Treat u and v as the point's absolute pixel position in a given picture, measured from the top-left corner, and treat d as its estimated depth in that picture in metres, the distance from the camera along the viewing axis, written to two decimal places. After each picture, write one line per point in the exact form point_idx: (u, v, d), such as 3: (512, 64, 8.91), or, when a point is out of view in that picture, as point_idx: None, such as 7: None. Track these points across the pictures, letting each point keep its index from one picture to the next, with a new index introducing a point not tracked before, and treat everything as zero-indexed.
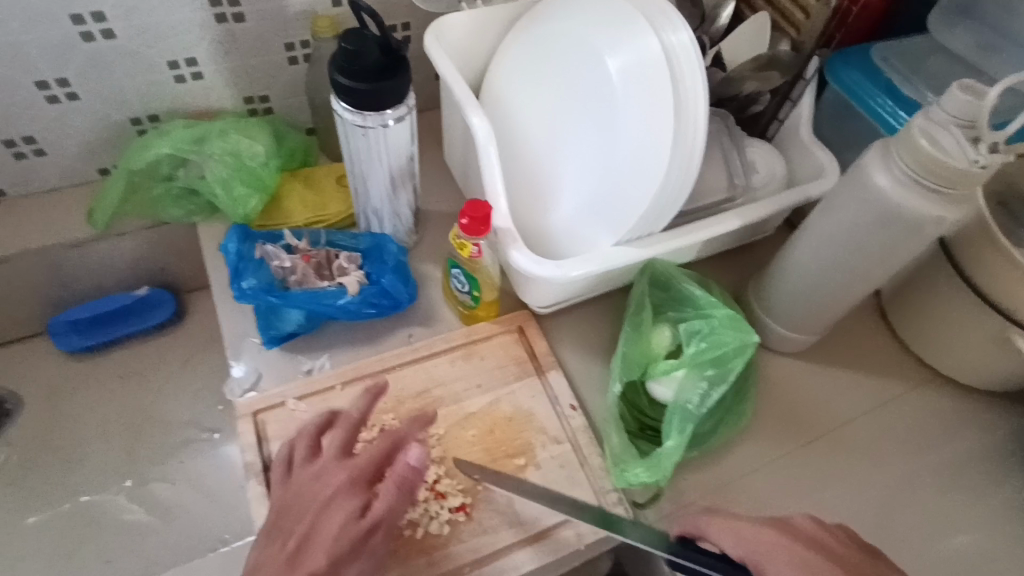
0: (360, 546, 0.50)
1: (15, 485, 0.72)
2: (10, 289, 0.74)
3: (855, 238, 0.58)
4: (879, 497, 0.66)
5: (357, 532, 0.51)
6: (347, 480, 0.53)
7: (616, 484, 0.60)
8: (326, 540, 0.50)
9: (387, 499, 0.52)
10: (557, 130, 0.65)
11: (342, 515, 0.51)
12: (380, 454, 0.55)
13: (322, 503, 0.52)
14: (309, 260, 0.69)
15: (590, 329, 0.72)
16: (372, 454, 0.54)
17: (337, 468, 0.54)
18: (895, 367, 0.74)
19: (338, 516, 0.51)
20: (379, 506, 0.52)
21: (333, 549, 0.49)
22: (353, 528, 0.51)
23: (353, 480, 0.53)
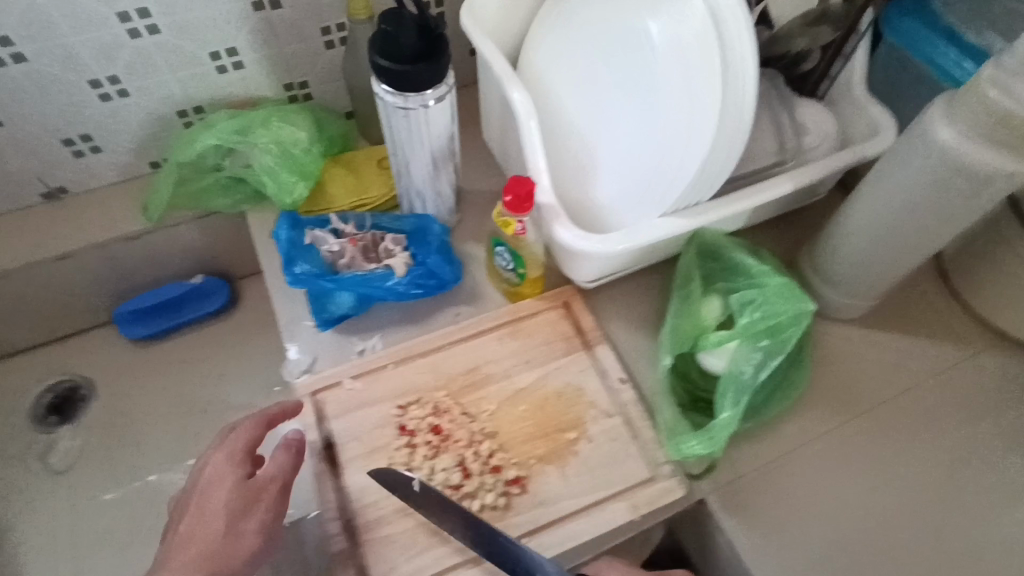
0: (234, 513, 0.55)
1: (94, 465, 0.76)
2: (77, 282, 0.78)
3: (917, 197, 0.56)
4: (942, 464, 0.64)
5: (246, 491, 0.55)
6: (225, 452, 0.57)
7: (669, 456, 0.60)
8: (222, 504, 0.55)
9: (275, 460, 0.57)
10: (597, 101, 0.62)
11: (227, 488, 0.55)
12: (253, 434, 0.58)
13: (214, 472, 0.56)
14: (356, 243, 0.70)
15: (637, 302, 0.71)
16: (243, 433, 0.58)
17: (225, 452, 0.57)
18: (958, 330, 0.71)
19: (225, 486, 0.55)
20: (269, 467, 0.57)
21: (226, 509, 0.54)
22: (241, 488, 0.56)
23: (226, 452, 0.57)
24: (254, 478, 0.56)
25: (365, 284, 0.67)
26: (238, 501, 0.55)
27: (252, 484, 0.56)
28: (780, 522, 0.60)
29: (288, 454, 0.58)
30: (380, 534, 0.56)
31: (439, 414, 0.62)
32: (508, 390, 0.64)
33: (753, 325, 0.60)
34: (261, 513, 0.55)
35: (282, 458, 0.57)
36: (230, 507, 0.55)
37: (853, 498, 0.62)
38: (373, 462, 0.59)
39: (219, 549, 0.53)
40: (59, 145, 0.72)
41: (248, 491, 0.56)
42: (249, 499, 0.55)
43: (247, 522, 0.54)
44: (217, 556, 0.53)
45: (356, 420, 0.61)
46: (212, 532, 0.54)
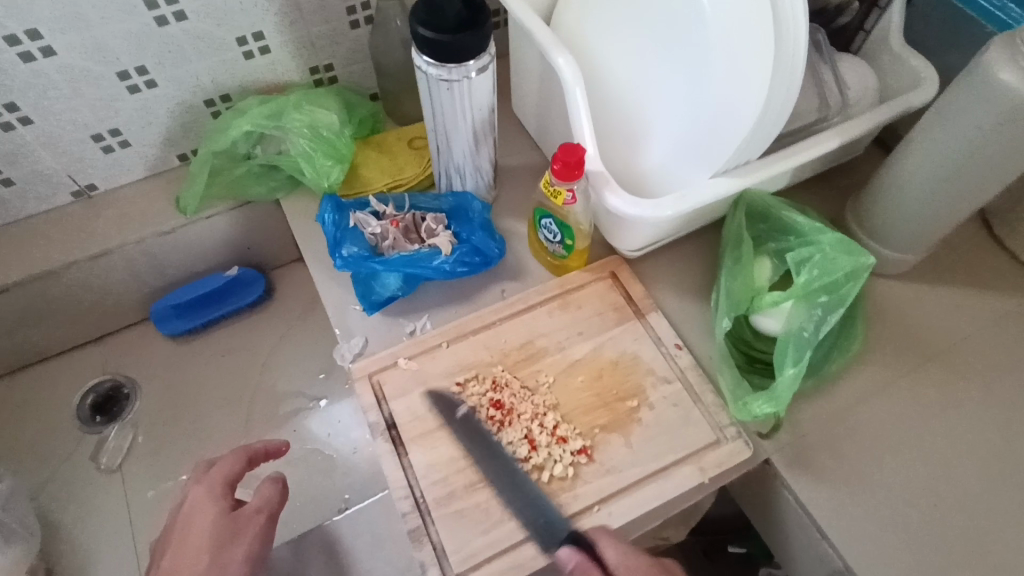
0: (221, 543, 0.55)
1: (143, 462, 0.76)
2: (114, 280, 0.77)
3: (975, 141, 0.55)
4: (1003, 411, 0.63)
5: (232, 521, 0.56)
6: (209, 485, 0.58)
7: (734, 418, 0.60)
8: (204, 534, 0.55)
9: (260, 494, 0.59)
10: (646, 64, 0.62)
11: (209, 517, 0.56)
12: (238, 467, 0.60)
13: (194, 505, 0.57)
14: (398, 224, 0.69)
15: (684, 268, 0.71)
16: (227, 465, 0.60)
17: (202, 484, 0.59)
18: (1006, 279, 0.71)
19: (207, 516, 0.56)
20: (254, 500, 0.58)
21: (210, 540, 0.55)
22: (228, 519, 0.56)
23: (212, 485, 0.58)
24: (241, 510, 0.57)
25: (412, 264, 0.66)
26: (224, 531, 0.55)
27: (239, 513, 0.57)
28: (847, 477, 0.60)
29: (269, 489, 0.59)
30: (452, 509, 0.56)
31: (497, 390, 0.62)
32: (565, 362, 0.64)
33: (811, 283, 0.60)
34: (248, 541, 0.55)
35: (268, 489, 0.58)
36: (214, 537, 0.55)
37: (917, 450, 0.61)
38: (436, 441, 0.59)
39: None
40: (89, 141, 0.71)
41: (234, 521, 0.56)
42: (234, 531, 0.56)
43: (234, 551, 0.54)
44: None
45: (416, 400, 0.61)
46: (196, 564, 0.54)
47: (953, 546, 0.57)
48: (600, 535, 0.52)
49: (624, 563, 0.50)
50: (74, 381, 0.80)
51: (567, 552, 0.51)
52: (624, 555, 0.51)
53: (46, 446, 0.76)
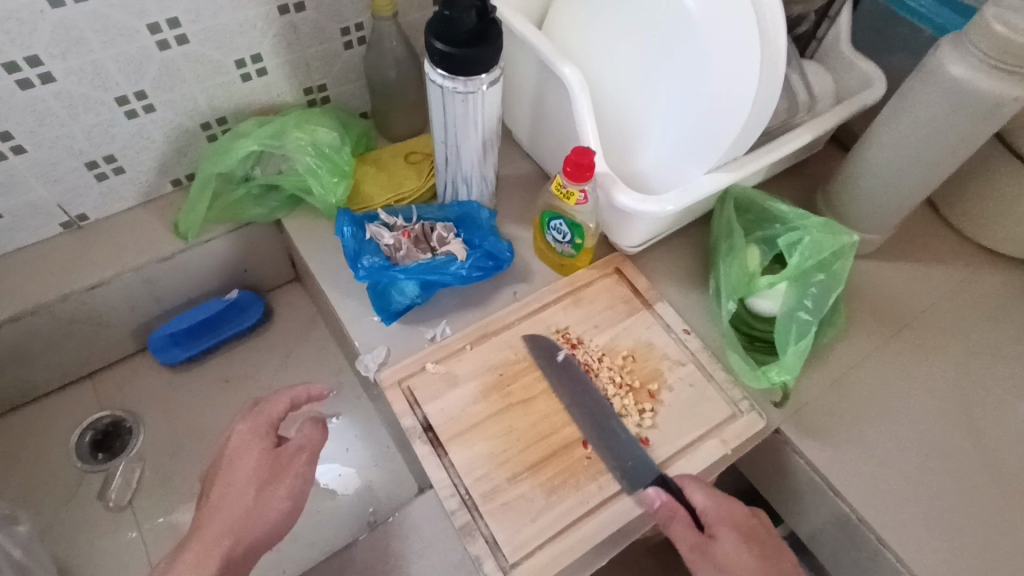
0: (266, 480, 0.59)
1: (154, 496, 0.73)
2: (109, 310, 0.75)
3: (932, 130, 0.63)
4: (969, 366, 0.71)
5: (275, 458, 0.60)
6: (253, 427, 0.62)
7: (745, 392, 0.65)
8: (249, 473, 0.59)
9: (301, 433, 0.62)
10: (639, 72, 0.67)
11: (256, 455, 0.60)
12: (284, 409, 0.63)
13: (240, 442, 0.61)
14: (409, 235, 0.71)
15: (680, 261, 0.76)
16: (274, 409, 0.63)
17: (248, 425, 0.62)
18: (956, 253, 0.80)
19: (254, 455, 0.60)
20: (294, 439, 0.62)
21: (257, 474, 0.59)
22: (270, 458, 0.60)
23: (255, 427, 0.62)
24: (284, 449, 0.61)
25: (430, 270, 0.68)
26: (268, 469, 0.60)
27: (281, 452, 0.61)
28: (849, 437, 0.66)
29: (309, 427, 0.62)
30: (498, 502, 0.58)
31: (525, 385, 0.64)
32: (586, 354, 0.67)
33: (803, 263, 0.66)
34: (290, 478, 0.59)
35: (309, 430, 0.62)
36: (259, 475, 0.59)
37: (904, 407, 0.68)
38: (475, 438, 0.61)
39: (251, 510, 0.58)
40: (83, 169, 0.69)
41: (277, 459, 0.61)
42: (278, 466, 0.60)
43: (277, 487, 0.59)
44: (247, 515, 0.57)
45: (448, 401, 0.63)
46: (243, 497, 0.58)
47: (946, 489, 0.64)
48: (685, 480, 0.57)
49: (712, 508, 0.56)
50: (69, 418, 0.77)
51: (655, 491, 0.57)
52: (711, 500, 0.56)
53: (46, 488, 0.73)
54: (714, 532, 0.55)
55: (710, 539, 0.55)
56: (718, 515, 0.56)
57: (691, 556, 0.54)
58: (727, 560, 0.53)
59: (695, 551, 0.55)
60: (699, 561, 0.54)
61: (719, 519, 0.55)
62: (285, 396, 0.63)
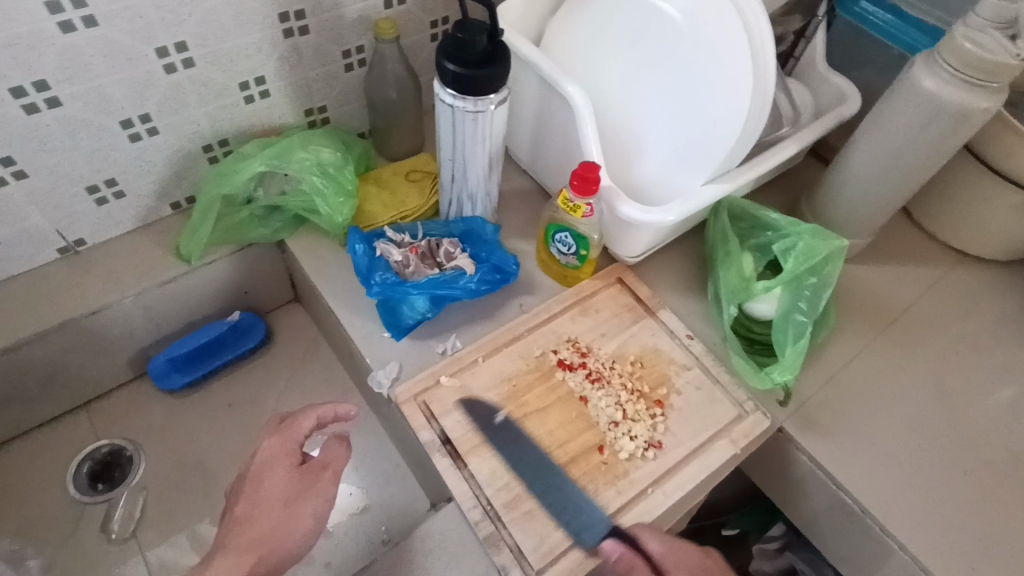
0: (294, 497, 0.60)
1: (159, 526, 0.71)
2: (109, 337, 0.74)
3: (911, 139, 0.67)
4: (951, 359, 0.76)
5: (303, 477, 0.61)
6: (279, 444, 0.62)
7: (750, 393, 0.67)
8: (277, 489, 0.60)
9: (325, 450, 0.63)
10: (635, 88, 0.70)
11: (284, 472, 0.61)
12: (310, 427, 0.63)
13: (267, 457, 0.61)
14: (416, 251, 0.72)
15: (678, 269, 0.78)
16: (300, 426, 0.63)
17: (274, 444, 0.62)
18: (931, 255, 0.85)
19: (281, 473, 0.61)
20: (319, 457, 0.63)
21: (284, 494, 0.60)
22: (297, 475, 0.61)
23: (281, 444, 0.62)
24: (310, 466, 0.62)
25: (441, 285, 0.69)
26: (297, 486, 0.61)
27: (308, 470, 0.62)
28: (848, 432, 0.69)
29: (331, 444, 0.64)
30: (521, 511, 0.58)
31: (538, 393, 0.66)
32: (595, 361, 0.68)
33: (797, 269, 0.68)
34: (317, 497, 0.61)
35: (335, 449, 0.63)
36: (286, 492, 0.60)
37: (897, 401, 0.72)
38: (494, 448, 0.61)
39: (279, 529, 0.59)
40: (84, 194, 0.68)
41: (303, 476, 0.62)
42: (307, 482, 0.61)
43: (306, 506, 0.60)
44: (276, 533, 0.59)
45: (466, 413, 0.63)
46: (270, 515, 0.59)
47: (942, 477, 0.67)
48: (640, 531, 0.56)
49: (667, 555, 0.55)
50: (64, 450, 0.75)
51: (610, 545, 0.56)
52: (666, 547, 0.55)
53: (43, 523, 0.70)
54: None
55: None
56: (673, 562, 0.54)
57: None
58: None
59: None
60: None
61: (676, 562, 0.54)
62: (312, 414, 0.63)
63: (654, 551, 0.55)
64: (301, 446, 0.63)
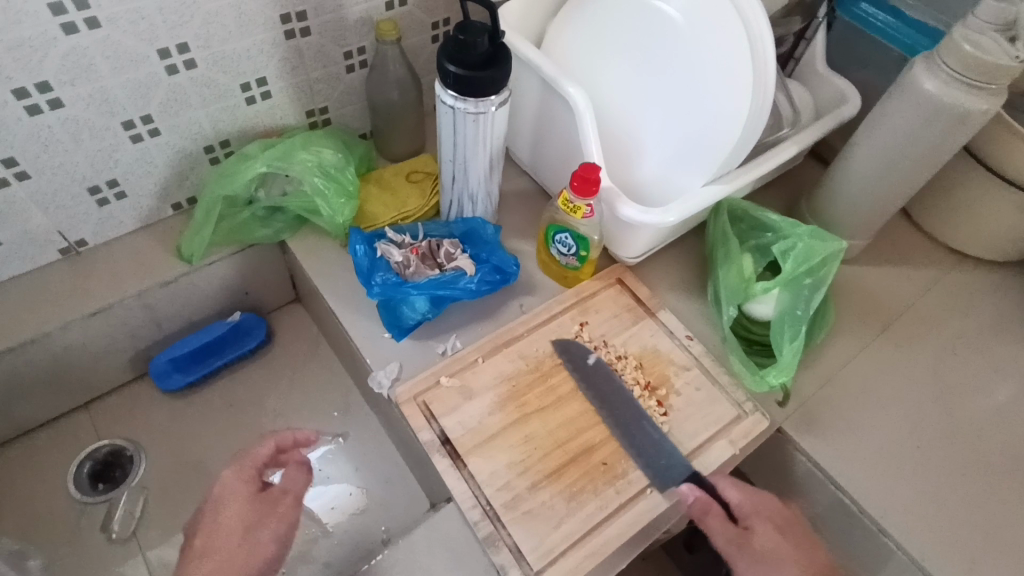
0: (253, 526, 0.59)
1: (159, 526, 0.71)
2: (110, 337, 0.74)
3: (910, 140, 0.67)
4: (950, 360, 0.76)
5: (262, 503, 0.60)
6: (239, 474, 0.62)
7: (750, 393, 0.67)
8: (234, 519, 0.59)
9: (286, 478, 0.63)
10: (636, 89, 0.71)
11: (242, 500, 0.60)
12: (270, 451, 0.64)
13: (224, 488, 0.61)
14: (416, 252, 0.73)
15: (678, 269, 0.79)
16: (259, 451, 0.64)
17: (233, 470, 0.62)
18: (930, 256, 0.85)
19: (239, 500, 0.60)
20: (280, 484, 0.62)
21: (242, 521, 0.59)
22: (256, 502, 0.60)
23: (243, 474, 0.62)
24: (269, 493, 0.61)
25: (441, 285, 0.69)
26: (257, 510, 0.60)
27: (267, 496, 0.61)
28: (847, 432, 0.69)
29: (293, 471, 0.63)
30: (520, 511, 0.58)
31: (537, 393, 0.66)
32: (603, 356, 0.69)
33: (796, 270, 0.69)
34: (276, 522, 0.59)
35: (294, 473, 0.63)
36: (245, 521, 0.59)
37: (895, 402, 0.72)
38: (494, 448, 0.62)
39: (239, 557, 0.57)
40: (85, 195, 0.69)
41: (262, 503, 0.61)
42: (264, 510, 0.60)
43: (265, 530, 0.58)
44: (234, 562, 0.56)
45: (465, 413, 0.63)
46: (229, 544, 0.57)
47: (941, 478, 0.67)
48: (719, 480, 0.61)
49: (747, 503, 0.59)
50: (66, 449, 0.75)
51: (689, 487, 0.59)
52: (746, 495, 0.59)
53: (45, 523, 0.70)
54: (750, 524, 0.58)
55: (747, 530, 0.57)
56: (752, 508, 0.59)
57: (727, 547, 0.57)
58: (764, 548, 0.56)
59: (732, 543, 0.57)
60: (736, 552, 0.56)
61: (755, 512, 0.58)
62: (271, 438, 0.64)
63: (732, 497, 0.59)
64: (260, 472, 0.63)
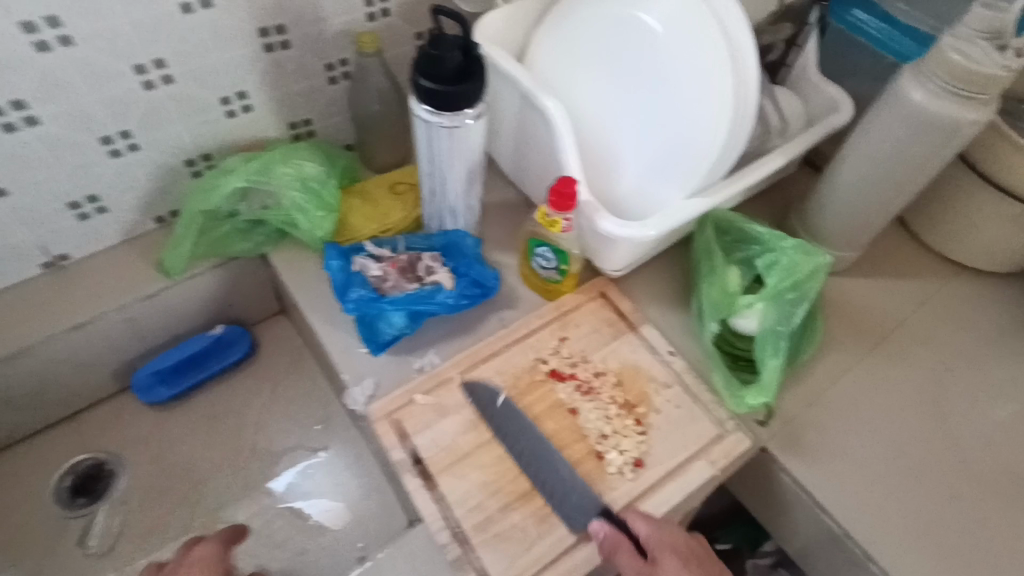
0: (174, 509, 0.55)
1: (138, 540, 0.71)
2: (92, 351, 0.74)
3: (899, 152, 0.65)
4: (943, 375, 0.74)
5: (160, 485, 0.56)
6: None
7: (733, 412, 0.66)
8: None
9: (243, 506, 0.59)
10: (618, 102, 0.69)
11: None
12: None
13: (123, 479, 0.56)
14: (395, 265, 0.72)
15: (663, 283, 0.77)
16: None
17: None
18: (926, 268, 0.83)
19: None
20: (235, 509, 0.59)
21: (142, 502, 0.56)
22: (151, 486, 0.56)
23: None
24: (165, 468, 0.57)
25: (419, 300, 0.68)
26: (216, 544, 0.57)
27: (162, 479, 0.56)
28: (833, 452, 0.67)
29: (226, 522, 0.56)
30: (491, 533, 0.58)
31: (513, 411, 0.65)
32: (584, 372, 0.68)
33: (779, 285, 0.67)
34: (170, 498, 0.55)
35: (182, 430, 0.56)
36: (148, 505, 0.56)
37: (885, 421, 0.70)
38: (467, 467, 0.61)
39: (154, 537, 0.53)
40: (66, 210, 0.69)
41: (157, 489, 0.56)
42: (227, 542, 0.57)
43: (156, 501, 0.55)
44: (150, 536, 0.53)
45: (440, 431, 0.63)
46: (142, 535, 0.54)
47: (929, 502, 0.65)
48: (632, 514, 0.57)
49: (655, 534, 0.56)
50: (49, 462, 0.76)
51: (598, 524, 0.56)
52: (654, 527, 0.56)
53: (26, 536, 0.71)
54: (656, 557, 0.55)
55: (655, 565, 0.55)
56: (659, 541, 0.56)
57: None
58: None
59: None
60: None
61: (660, 544, 0.55)
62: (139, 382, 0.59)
63: (641, 530, 0.56)
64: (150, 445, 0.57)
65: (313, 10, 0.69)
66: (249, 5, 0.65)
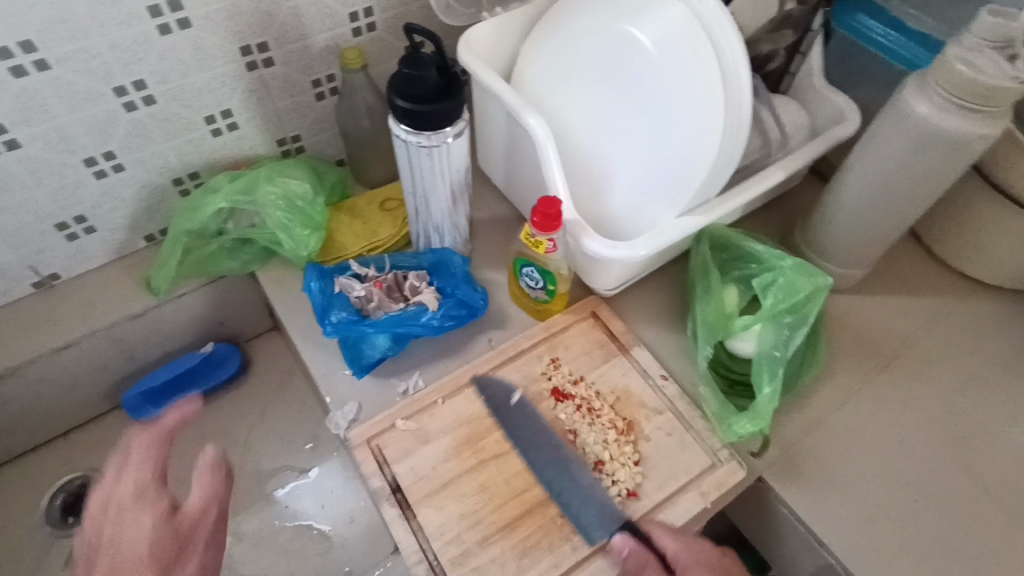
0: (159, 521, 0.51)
1: None
2: (81, 370, 0.75)
3: (905, 167, 0.62)
4: (956, 400, 0.70)
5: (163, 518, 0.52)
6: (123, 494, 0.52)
7: (724, 440, 0.63)
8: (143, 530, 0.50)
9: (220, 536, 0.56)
10: (606, 118, 0.66)
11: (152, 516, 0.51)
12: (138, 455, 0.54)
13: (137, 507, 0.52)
14: (380, 285, 0.70)
15: (658, 302, 0.74)
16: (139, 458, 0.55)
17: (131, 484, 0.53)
18: (941, 285, 0.79)
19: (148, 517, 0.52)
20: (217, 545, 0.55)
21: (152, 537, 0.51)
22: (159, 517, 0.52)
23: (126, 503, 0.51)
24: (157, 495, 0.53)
25: (401, 322, 0.67)
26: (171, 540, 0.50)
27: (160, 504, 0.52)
28: (835, 483, 0.64)
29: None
30: (469, 567, 0.56)
31: (494, 439, 0.63)
32: (585, 390, 0.66)
33: (776, 306, 0.64)
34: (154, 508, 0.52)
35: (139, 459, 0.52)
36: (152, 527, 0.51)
37: (892, 452, 0.66)
38: (447, 497, 0.59)
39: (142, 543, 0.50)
40: (52, 231, 0.69)
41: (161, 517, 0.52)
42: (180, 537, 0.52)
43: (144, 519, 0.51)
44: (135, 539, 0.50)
45: (420, 458, 0.61)
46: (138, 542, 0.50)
47: (936, 538, 0.61)
48: (655, 528, 0.56)
49: (682, 551, 0.54)
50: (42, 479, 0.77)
51: (621, 539, 0.55)
52: (680, 543, 0.55)
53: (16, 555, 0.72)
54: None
55: None
56: (691, 560, 0.54)
57: None
58: None
59: None
60: None
61: (691, 562, 0.53)
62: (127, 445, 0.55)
63: (670, 547, 0.55)
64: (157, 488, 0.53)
65: (296, 26, 0.68)
66: (229, 23, 0.63)
